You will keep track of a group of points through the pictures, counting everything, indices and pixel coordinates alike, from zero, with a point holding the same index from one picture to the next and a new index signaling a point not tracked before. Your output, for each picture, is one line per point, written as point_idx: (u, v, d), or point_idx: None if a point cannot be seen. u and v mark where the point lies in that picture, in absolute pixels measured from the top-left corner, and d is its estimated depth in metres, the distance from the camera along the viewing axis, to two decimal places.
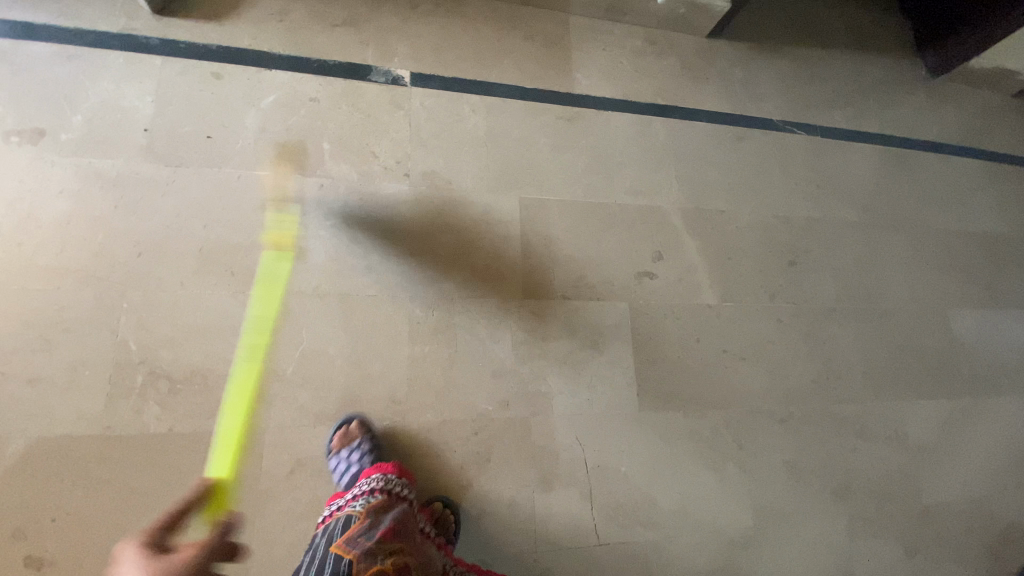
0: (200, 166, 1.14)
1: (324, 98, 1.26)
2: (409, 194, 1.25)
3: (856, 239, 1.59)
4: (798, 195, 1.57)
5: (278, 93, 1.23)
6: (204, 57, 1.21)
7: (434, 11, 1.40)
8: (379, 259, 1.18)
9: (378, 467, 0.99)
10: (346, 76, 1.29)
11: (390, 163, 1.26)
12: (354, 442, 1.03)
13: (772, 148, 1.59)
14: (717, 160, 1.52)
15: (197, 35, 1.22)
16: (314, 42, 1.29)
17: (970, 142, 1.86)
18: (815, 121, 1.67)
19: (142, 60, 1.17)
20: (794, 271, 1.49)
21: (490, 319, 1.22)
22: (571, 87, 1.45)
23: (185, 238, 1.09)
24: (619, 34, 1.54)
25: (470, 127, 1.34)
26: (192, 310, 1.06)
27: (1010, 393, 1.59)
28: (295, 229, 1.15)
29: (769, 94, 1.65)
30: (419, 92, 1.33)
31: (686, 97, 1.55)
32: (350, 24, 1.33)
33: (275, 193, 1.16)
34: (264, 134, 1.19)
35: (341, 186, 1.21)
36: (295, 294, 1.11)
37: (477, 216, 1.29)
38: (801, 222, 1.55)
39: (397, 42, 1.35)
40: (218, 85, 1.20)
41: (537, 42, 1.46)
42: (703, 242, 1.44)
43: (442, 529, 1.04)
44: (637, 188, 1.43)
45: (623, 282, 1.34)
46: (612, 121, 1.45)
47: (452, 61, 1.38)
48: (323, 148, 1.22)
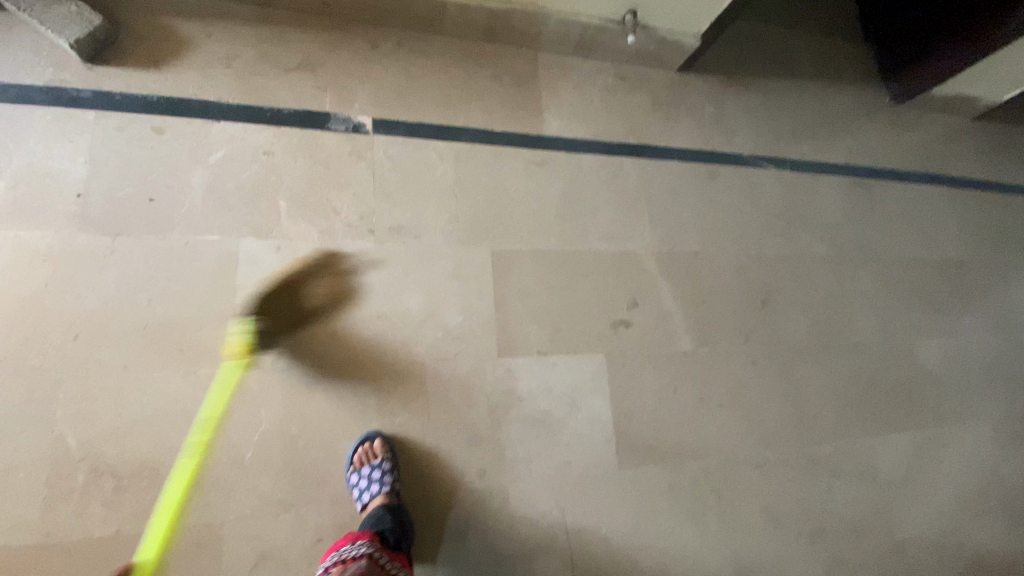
0: (141, 233, 1.04)
1: (278, 150, 1.17)
2: (375, 252, 1.18)
3: (825, 274, 1.60)
4: (770, 231, 1.57)
5: (227, 147, 1.14)
6: (144, 110, 1.11)
7: (396, 50, 1.33)
8: (343, 325, 1.12)
9: (349, 538, 0.96)
10: (303, 125, 1.21)
11: (353, 219, 1.19)
12: (376, 460, 1.03)
13: (744, 185, 1.58)
14: (690, 199, 1.50)
15: (135, 85, 1.12)
16: (267, 89, 1.21)
17: (932, 168, 1.90)
18: (785, 155, 1.67)
19: (73, 116, 1.07)
20: (768, 310, 1.49)
21: (464, 382, 1.17)
22: (541, 129, 1.41)
23: (127, 315, 1.00)
24: (589, 70, 1.50)
25: (437, 176, 1.28)
26: (139, 397, 0.98)
27: (972, 419, 1.64)
28: (251, 298, 1.08)
29: (740, 128, 1.64)
30: (382, 140, 1.26)
31: (658, 135, 1.53)
32: (305, 66, 1.24)
33: (228, 259, 1.08)
34: (213, 193, 1.11)
35: (300, 247, 1.13)
36: (254, 370, 1.04)
37: (447, 270, 1.23)
38: (774, 259, 1.55)
39: (357, 86, 1.27)
40: (159, 141, 1.10)
41: (505, 82, 1.41)
42: (678, 287, 1.42)
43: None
44: (610, 233, 1.40)
45: (600, 333, 1.31)
46: (584, 163, 1.42)
47: (416, 105, 1.31)
48: (279, 206, 1.14)
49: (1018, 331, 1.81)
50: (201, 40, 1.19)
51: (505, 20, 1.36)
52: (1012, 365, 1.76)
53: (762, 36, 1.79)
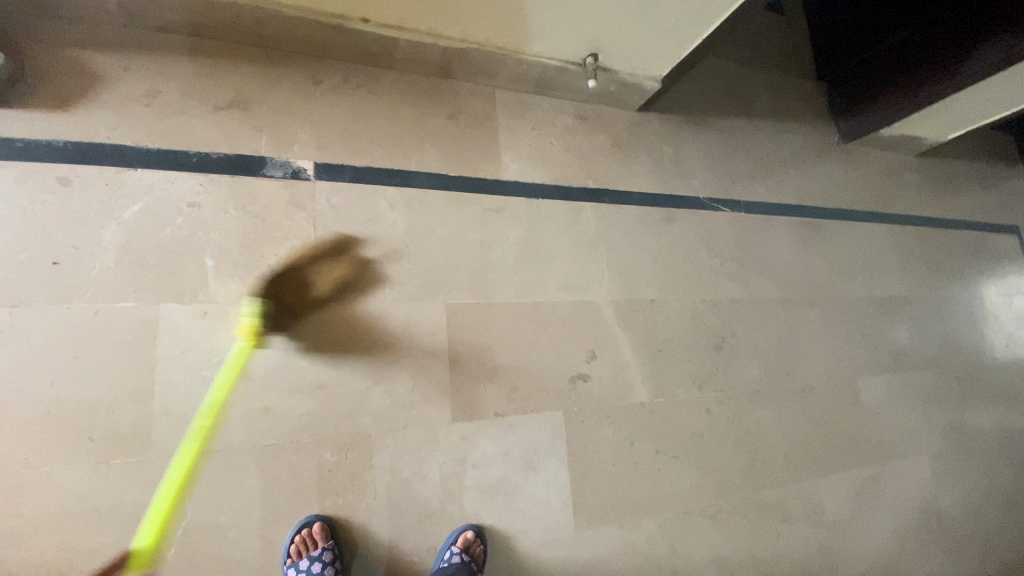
0: (44, 303, 0.93)
1: (205, 202, 1.06)
2: (315, 314, 1.09)
3: (779, 316, 1.62)
4: (726, 275, 1.57)
5: (146, 200, 1.02)
6: (46, 157, 0.97)
7: (342, 87, 1.23)
8: (279, 398, 1.02)
9: None
10: (235, 172, 1.10)
11: (292, 277, 1.09)
12: (316, 550, 0.97)
13: (701, 228, 1.57)
14: (648, 245, 1.48)
15: (35, 127, 0.98)
16: (193, 130, 1.08)
17: (878, 206, 1.96)
18: (740, 196, 1.68)
19: None
20: (723, 356, 1.50)
21: (413, 453, 1.10)
22: (497, 174, 1.35)
23: (29, 400, 0.89)
24: (548, 110, 1.45)
25: (387, 227, 1.19)
26: (43, 494, 0.87)
27: (910, 454, 1.72)
28: (172, 373, 0.97)
29: (697, 169, 1.63)
30: (325, 187, 1.16)
31: (617, 178, 1.50)
32: (238, 105, 1.13)
33: (146, 329, 0.97)
34: (128, 254, 0.99)
35: (229, 312, 1.03)
36: (175, 455, 0.95)
37: (397, 330, 1.15)
38: (729, 304, 1.55)
39: (297, 127, 1.17)
40: (66, 194, 0.97)
41: (460, 122, 1.33)
42: (636, 336, 1.40)
43: (474, 557, 1.07)
44: (569, 282, 1.36)
45: (558, 390, 1.27)
46: (541, 210, 1.37)
47: (364, 148, 1.22)
48: (206, 266, 1.03)
49: (951, 364, 1.91)
50: (116, 75, 1.05)
51: (460, 58, 1.28)
52: (944, 398, 1.85)
53: (720, 73, 1.78)
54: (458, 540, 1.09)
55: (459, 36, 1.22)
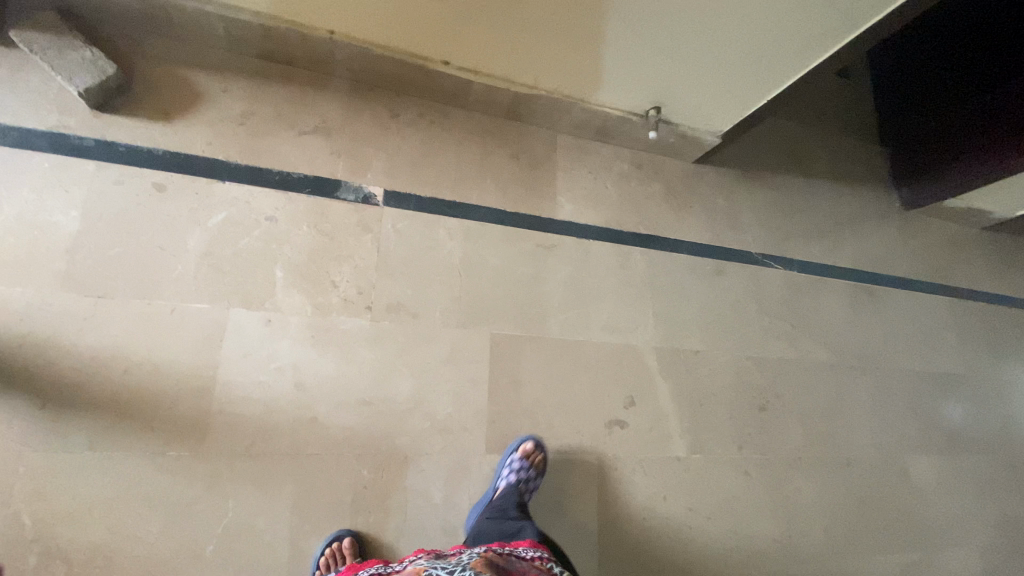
0: (128, 297, 1.00)
1: (282, 217, 1.13)
2: (368, 332, 1.13)
3: (826, 381, 1.57)
4: (773, 334, 1.54)
5: (229, 210, 1.10)
6: (149, 165, 1.07)
7: (416, 121, 1.30)
8: (326, 410, 1.06)
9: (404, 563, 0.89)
10: (311, 191, 1.17)
11: (351, 295, 1.14)
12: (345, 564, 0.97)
13: (750, 284, 1.56)
14: (695, 296, 1.48)
15: (142, 136, 1.08)
16: (278, 151, 1.17)
17: (938, 277, 1.89)
18: (793, 255, 1.66)
19: (74, 165, 1.03)
20: (765, 418, 1.45)
21: (446, 480, 1.11)
22: (553, 213, 1.39)
23: (101, 385, 0.95)
24: (606, 155, 1.49)
25: (444, 255, 1.24)
26: (101, 476, 0.92)
27: (963, 546, 1.59)
28: (233, 375, 1.02)
29: (750, 224, 1.63)
30: (391, 213, 1.22)
31: (668, 227, 1.51)
32: (321, 130, 1.21)
33: (214, 330, 1.03)
34: (207, 259, 1.06)
35: (291, 322, 1.08)
36: (224, 454, 0.99)
37: (442, 355, 1.18)
38: (775, 363, 1.51)
39: (372, 154, 1.24)
40: (160, 198, 1.06)
41: (522, 161, 1.39)
42: (677, 387, 1.38)
43: (532, 466, 1.12)
44: (613, 325, 1.36)
45: (593, 433, 1.26)
46: (592, 251, 1.40)
47: (430, 179, 1.28)
48: (276, 276, 1.10)
49: (1012, 452, 1.78)
50: (217, 95, 1.16)
51: (529, 103, 1.35)
52: (1004, 488, 1.72)
53: (780, 133, 1.79)
54: (518, 449, 1.14)
55: (530, 82, 1.29)
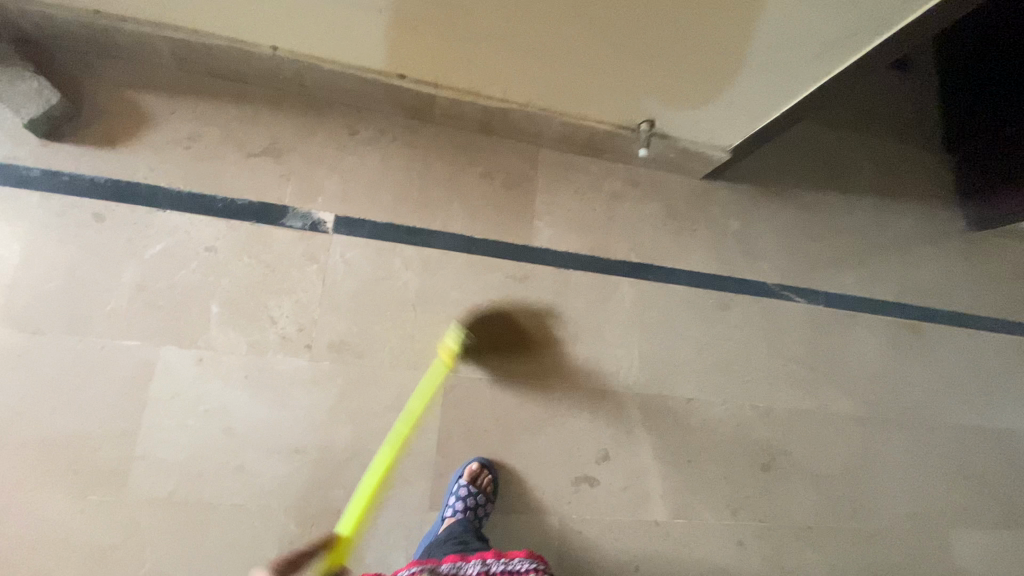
0: (59, 333, 0.97)
1: (222, 247, 1.07)
2: (308, 373, 1.07)
3: (850, 438, 1.34)
4: (787, 380, 1.34)
5: (168, 241, 1.05)
6: (88, 194, 1.04)
7: (377, 139, 1.20)
8: (256, 457, 1.01)
9: None
10: (256, 219, 1.10)
11: (291, 332, 1.07)
12: None
13: (762, 321, 1.36)
14: (692, 334, 1.30)
15: (84, 163, 1.05)
16: (224, 176, 1.11)
17: (1011, 313, 1.58)
18: (820, 286, 1.42)
19: (13, 196, 1.01)
20: (769, 479, 1.26)
21: (381, 537, 1.03)
22: (527, 240, 1.25)
23: (26, 426, 0.93)
24: (596, 172, 1.33)
25: (398, 287, 1.14)
26: (18, 520, 0.90)
27: None
28: (159, 418, 0.98)
29: (768, 251, 1.41)
30: (342, 241, 1.14)
31: (666, 254, 1.33)
32: (272, 152, 1.14)
33: (144, 370, 1.00)
34: (141, 293, 1.02)
35: (224, 361, 1.03)
36: (145, 501, 0.95)
37: (387, 400, 1.09)
38: (786, 415, 1.31)
39: (325, 178, 1.16)
40: (98, 230, 1.03)
41: (496, 181, 1.26)
42: (661, 440, 1.22)
43: (481, 489, 1.05)
44: (589, 367, 1.22)
45: (556, 491, 1.14)
46: (571, 283, 1.25)
47: (388, 203, 1.18)
48: (211, 311, 1.05)
49: None
50: (164, 116, 1.10)
51: (501, 116, 1.21)
52: None
53: (816, 140, 1.53)
54: (464, 473, 1.07)
55: (499, 95, 1.15)
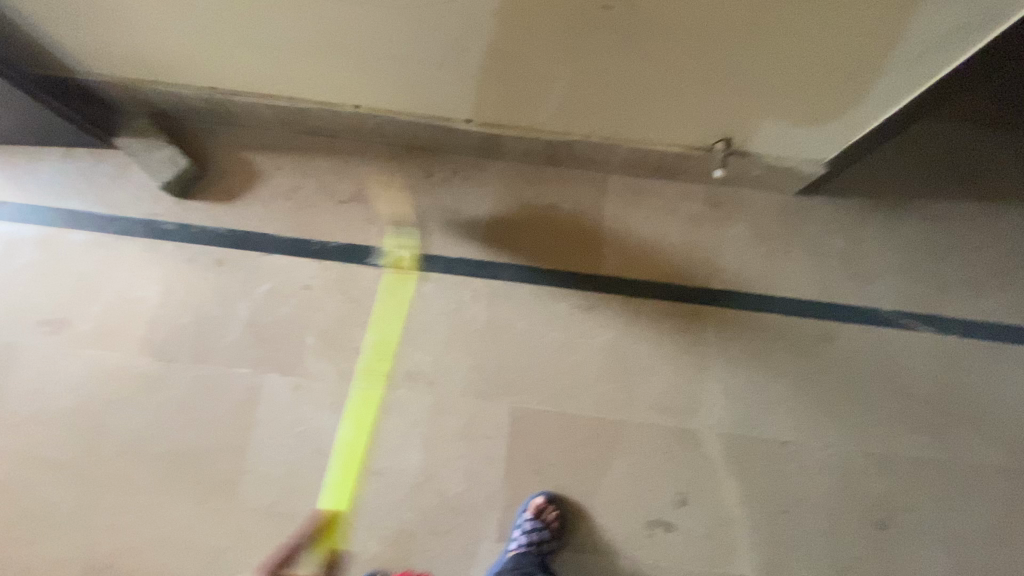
0: (188, 362, 1.16)
1: (316, 284, 1.20)
2: (386, 400, 1.14)
3: (998, 497, 1.12)
4: (908, 423, 1.15)
5: (273, 280, 1.21)
6: (213, 242, 1.23)
7: (450, 178, 1.27)
8: (340, 477, 1.10)
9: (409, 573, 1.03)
10: (344, 259, 1.22)
11: (372, 361, 1.16)
12: None
13: (874, 353, 1.18)
14: (785, 368, 1.17)
15: (210, 217, 1.24)
16: (318, 221, 1.24)
17: None
18: (952, 313, 1.21)
19: (158, 247, 1.22)
20: (886, 539, 1.09)
21: (451, 563, 1.07)
22: (597, 269, 1.23)
23: (163, 440, 1.12)
24: (671, 196, 1.27)
25: (468, 319, 1.19)
26: (155, 519, 1.08)
27: None
28: (263, 437, 1.12)
29: (881, 272, 1.23)
30: (417, 276, 1.21)
31: (753, 280, 1.23)
32: (357, 197, 1.26)
33: (252, 394, 1.14)
34: (251, 327, 1.18)
35: (316, 388, 1.15)
36: (250, 510, 1.09)
37: (457, 428, 1.13)
38: (907, 465, 1.13)
39: (404, 218, 1.25)
40: (220, 273, 1.21)
41: (564, 211, 1.26)
42: (747, 485, 1.12)
43: (547, 524, 1.06)
44: (664, 402, 1.15)
45: (628, 532, 1.09)
46: (643, 313, 1.20)
47: (460, 239, 1.24)
48: (306, 342, 1.17)
49: None
50: (272, 173, 1.27)
51: (566, 148, 1.21)
52: None
53: (943, 141, 1.31)
54: (530, 507, 1.08)
55: (562, 128, 1.15)
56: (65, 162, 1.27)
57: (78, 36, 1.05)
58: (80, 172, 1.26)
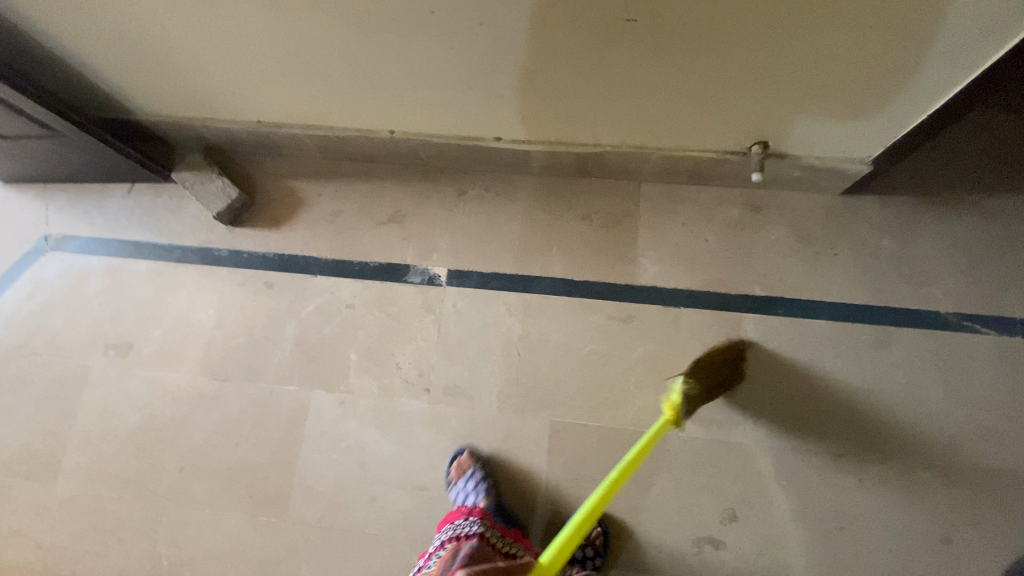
0: (240, 381, 1.22)
1: (358, 303, 1.24)
2: (427, 416, 1.16)
3: None
4: (978, 434, 1.07)
5: (317, 301, 1.26)
6: (261, 266, 1.29)
7: (482, 195, 1.29)
8: (384, 492, 1.13)
9: (459, 513, 1.04)
10: (383, 277, 1.26)
11: (412, 377, 1.19)
12: None
13: (935, 359, 1.11)
14: (836, 376, 1.12)
15: (258, 242, 1.31)
16: (358, 242, 1.29)
17: None
18: (1022, 314, 1.12)
19: (212, 272, 1.30)
20: (958, 559, 1.02)
21: None
22: (632, 280, 1.21)
23: (219, 455, 1.18)
24: (707, 202, 1.25)
25: (504, 333, 1.20)
26: (212, 532, 1.14)
27: None
28: (311, 453, 1.16)
29: (939, 272, 1.16)
30: (453, 293, 1.23)
31: (797, 285, 1.18)
32: (394, 217, 1.30)
33: (299, 411, 1.19)
34: (298, 345, 1.23)
35: (359, 404, 1.18)
36: (299, 524, 1.13)
37: (497, 443, 1.14)
38: (979, 479, 1.05)
39: (439, 236, 1.28)
40: (268, 295, 1.27)
41: (597, 222, 1.25)
42: (800, 500, 1.07)
43: (592, 543, 1.06)
44: (707, 414, 1.12)
45: (674, 549, 1.07)
46: (682, 322, 1.18)
47: (494, 254, 1.25)
48: (349, 359, 1.21)
49: None
50: (313, 198, 1.33)
51: (597, 160, 1.21)
52: None
53: (1003, 131, 1.23)
54: None
55: (592, 140, 1.16)
56: (129, 197, 1.37)
57: (139, 83, 1.15)
58: (142, 206, 1.36)
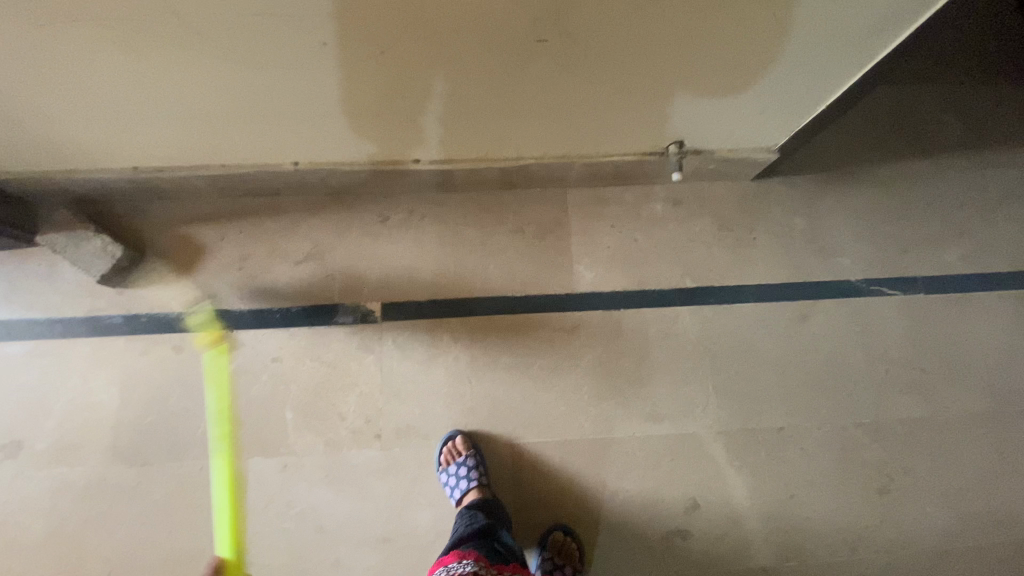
0: (164, 462, 1.09)
1: (286, 355, 1.15)
2: (382, 463, 1.10)
3: (984, 443, 1.16)
4: (892, 387, 1.18)
5: (239, 359, 1.14)
6: (167, 329, 1.15)
7: (407, 219, 1.22)
8: (348, 551, 1.07)
9: (455, 555, 0.95)
10: (310, 323, 1.16)
11: (360, 425, 1.12)
12: None
13: (851, 325, 1.21)
14: (770, 355, 1.19)
15: (159, 303, 1.16)
16: (276, 287, 1.18)
17: None
18: (916, 273, 1.24)
19: (107, 344, 1.14)
20: (888, 504, 1.13)
21: None
22: (571, 289, 1.21)
23: (154, 548, 1.06)
24: (632, 201, 1.26)
25: (451, 362, 1.15)
26: None
27: None
28: (260, 525, 1.07)
29: (845, 244, 1.25)
30: (391, 328, 1.17)
31: (725, 273, 1.23)
32: (313, 255, 1.20)
33: (239, 483, 1.09)
34: (225, 411, 1.12)
35: (305, 464, 1.10)
36: None
37: None
38: (897, 428, 1.16)
39: (366, 269, 1.19)
40: (180, 360, 1.14)
41: (528, 234, 1.23)
42: (752, 477, 1.13)
43: (568, 557, 1.07)
44: (660, 411, 1.15)
45: (646, 547, 1.10)
46: (624, 325, 1.19)
47: (428, 280, 1.20)
48: (286, 417, 1.12)
49: None
50: (216, 244, 1.19)
51: (521, 172, 1.18)
52: None
53: (883, 106, 1.34)
54: (549, 546, 1.08)
55: (513, 154, 1.12)
56: None
57: None
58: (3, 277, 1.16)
